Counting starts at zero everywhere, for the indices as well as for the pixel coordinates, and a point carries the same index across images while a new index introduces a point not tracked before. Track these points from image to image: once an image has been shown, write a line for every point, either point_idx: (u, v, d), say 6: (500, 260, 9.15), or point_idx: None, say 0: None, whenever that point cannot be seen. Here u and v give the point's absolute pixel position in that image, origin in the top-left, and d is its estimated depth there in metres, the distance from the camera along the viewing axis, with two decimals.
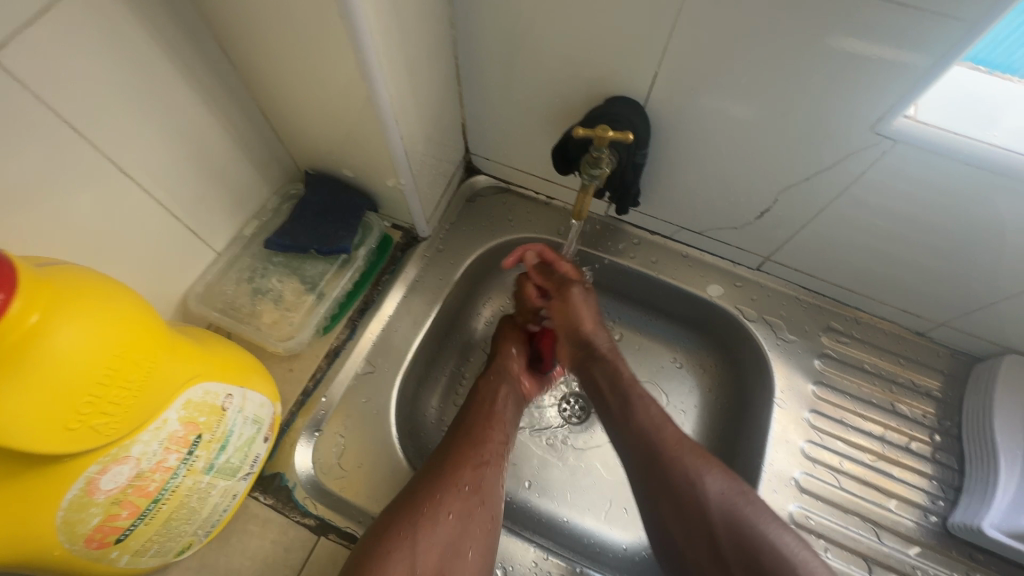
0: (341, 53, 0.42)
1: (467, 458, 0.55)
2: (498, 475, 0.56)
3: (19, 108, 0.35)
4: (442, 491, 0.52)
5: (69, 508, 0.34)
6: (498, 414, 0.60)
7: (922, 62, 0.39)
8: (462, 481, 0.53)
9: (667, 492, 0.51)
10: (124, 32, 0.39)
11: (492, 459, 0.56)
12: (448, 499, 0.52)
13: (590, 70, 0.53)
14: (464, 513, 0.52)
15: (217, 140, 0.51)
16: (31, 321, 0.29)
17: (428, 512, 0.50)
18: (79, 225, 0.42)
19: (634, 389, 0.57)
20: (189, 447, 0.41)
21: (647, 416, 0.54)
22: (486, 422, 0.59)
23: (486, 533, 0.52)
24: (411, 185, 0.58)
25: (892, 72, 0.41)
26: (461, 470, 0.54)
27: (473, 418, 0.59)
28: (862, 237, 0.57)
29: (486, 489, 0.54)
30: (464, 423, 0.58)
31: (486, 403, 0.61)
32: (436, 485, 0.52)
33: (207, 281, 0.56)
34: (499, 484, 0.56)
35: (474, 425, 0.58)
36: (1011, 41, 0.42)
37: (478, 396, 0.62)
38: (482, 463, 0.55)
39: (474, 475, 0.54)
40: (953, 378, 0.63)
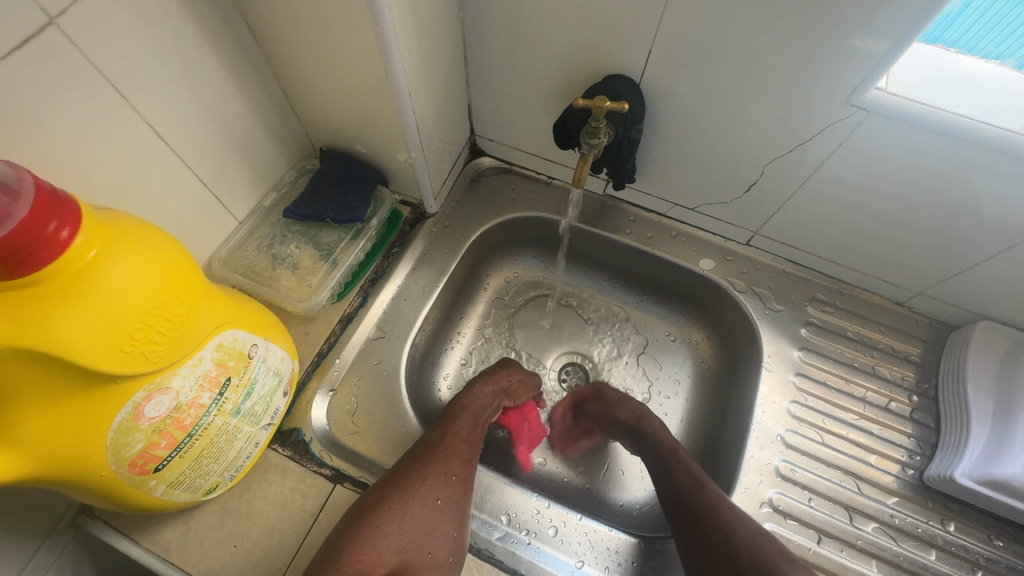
0: (360, 28, 0.46)
1: (455, 450, 0.56)
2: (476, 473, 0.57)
3: (71, 72, 0.38)
4: (432, 475, 0.53)
5: (118, 431, 0.37)
6: (482, 421, 0.61)
7: (891, 35, 0.43)
8: (451, 471, 0.54)
9: (707, 548, 0.51)
10: (162, 6, 0.43)
11: (474, 457, 0.57)
12: (437, 483, 0.53)
13: (588, 51, 0.56)
14: (451, 499, 0.53)
15: (240, 114, 0.55)
16: (91, 254, 0.33)
17: (419, 493, 0.52)
18: (116, 184, 0.45)
19: (676, 456, 0.58)
20: (220, 389, 0.44)
21: (690, 477, 0.56)
22: (472, 425, 0.60)
23: (464, 524, 0.53)
24: (421, 160, 0.62)
25: (865, 46, 0.45)
26: (450, 461, 0.55)
27: (460, 416, 0.60)
28: (843, 209, 0.61)
29: (467, 482, 0.55)
30: (451, 419, 0.60)
31: (473, 407, 0.62)
32: (427, 469, 0.53)
33: (230, 247, 0.60)
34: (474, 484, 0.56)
35: (462, 423, 0.59)
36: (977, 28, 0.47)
37: (467, 401, 0.62)
38: (467, 458, 0.56)
39: (461, 467, 0.55)
40: (931, 345, 0.67)
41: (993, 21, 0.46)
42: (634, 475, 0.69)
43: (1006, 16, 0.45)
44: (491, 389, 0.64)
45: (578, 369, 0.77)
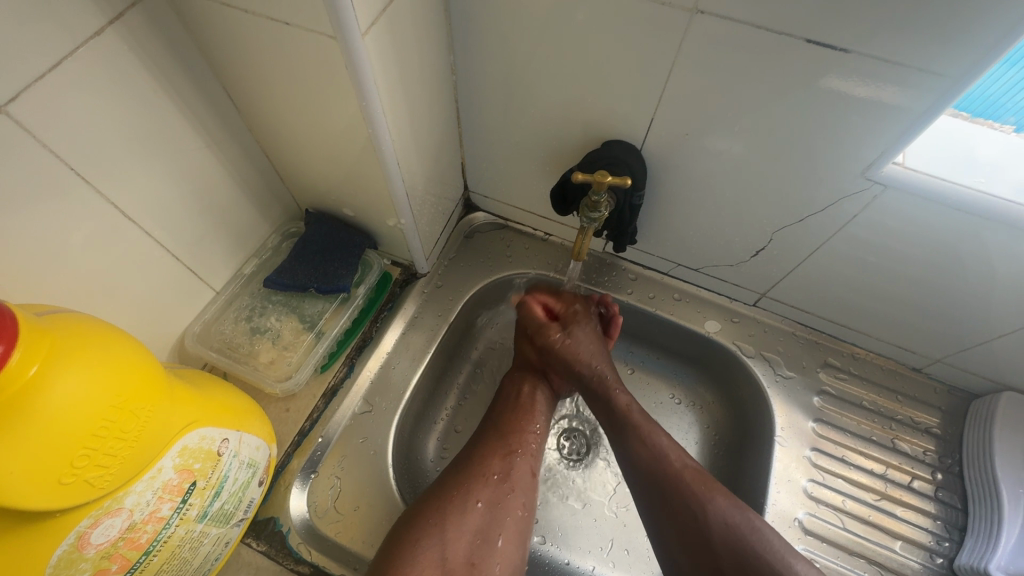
0: (346, 103, 0.43)
1: (496, 448, 0.56)
2: (528, 461, 0.56)
3: (27, 155, 0.35)
4: (471, 480, 0.52)
5: (57, 565, 0.32)
6: (529, 405, 0.61)
7: (909, 110, 0.41)
8: (492, 471, 0.53)
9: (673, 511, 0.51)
10: (137, 85, 0.40)
11: (521, 447, 0.57)
12: (476, 487, 0.52)
13: (587, 115, 0.54)
14: (494, 500, 0.52)
15: (220, 181, 0.52)
16: (30, 373, 0.29)
17: (458, 500, 0.51)
18: (79, 270, 0.42)
19: (631, 420, 0.57)
20: (183, 496, 0.40)
21: (647, 449, 0.54)
22: (515, 412, 0.60)
23: (517, 522, 0.52)
24: (411, 225, 0.59)
25: (879, 119, 0.42)
26: (490, 460, 0.54)
27: (504, 410, 0.60)
28: (857, 275, 0.57)
29: (513, 476, 0.54)
30: (496, 416, 0.60)
31: (515, 397, 0.62)
32: (466, 475, 0.53)
33: (205, 321, 0.56)
34: (529, 471, 0.56)
35: (507, 417, 0.59)
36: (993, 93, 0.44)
37: (507, 390, 0.63)
38: (510, 453, 0.56)
39: (503, 464, 0.54)
40: (951, 415, 0.64)
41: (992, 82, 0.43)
42: (640, 555, 0.65)
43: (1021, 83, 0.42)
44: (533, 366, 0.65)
45: (578, 436, 0.73)
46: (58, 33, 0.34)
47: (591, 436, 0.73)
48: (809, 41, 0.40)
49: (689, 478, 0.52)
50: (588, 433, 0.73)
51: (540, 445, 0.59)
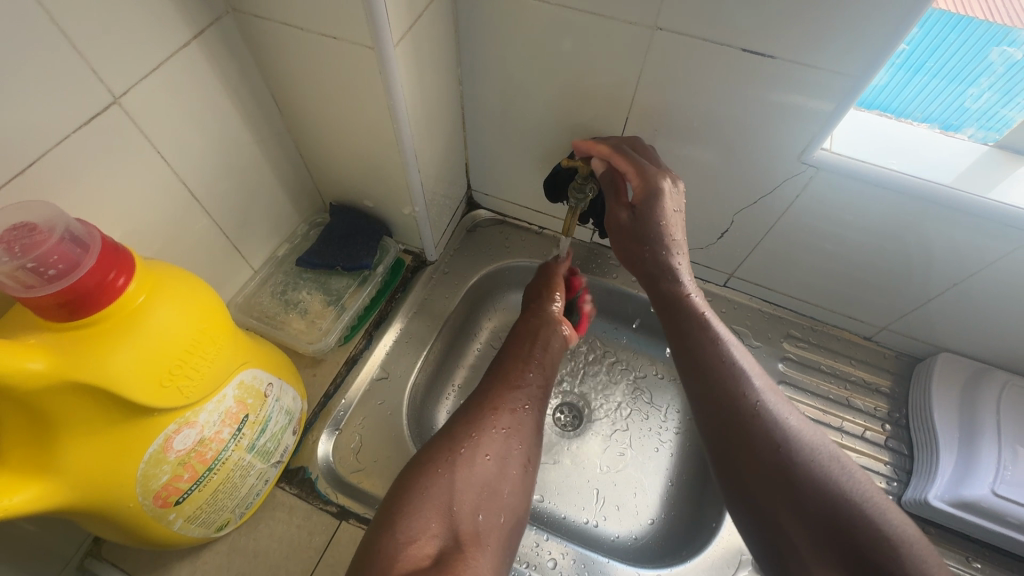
0: (375, 102, 0.53)
1: (505, 400, 0.60)
2: (532, 415, 0.61)
3: (126, 139, 0.44)
4: (480, 434, 0.56)
5: (147, 462, 0.40)
6: (535, 356, 0.66)
7: (827, 105, 0.51)
8: (501, 423, 0.58)
9: (748, 456, 0.47)
10: (207, 87, 0.50)
11: (528, 401, 0.62)
12: (486, 440, 0.56)
13: (573, 117, 0.64)
14: (502, 454, 0.56)
15: (262, 173, 0.61)
16: (139, 300, 0.37)
17: (467, 453, 0.54)
18: (151, 237, 0.50)
19: (706, 334, 0.52)
20: (239, 425, 0.48)
21: (726, 366, 0.51)
22: (524, 363, 0.65)
23: (522, 475, 0.56)
24: (424, 213, 0.68)
25: (810, 111, 0.52)
26: (500, 413, 0.59)
27: (510, 361, 0.65)
28: (806, 253, 0.67)
29: (519, 430, 0.59)
30: (503, 366, 0.65)
31: (527, 350, 0.67)
32: (475, 430, 0.57)
33: (245, 294, 0.65)
34: (533, 426, 0.61)
35: (513, 368, 0.64)
36: (912, 85, 0.55)
37: (518, 339, 0.68)
38: (519, 407, 0.60)
39: (511, 419, 0.59)
40: (900, 377, 0.72)
41: (892, 78, 0.55)
42: (630, 511, 0.72)
43: (946, 67, 0.52)
44: (546, 321, 0.70)
45: (573, 408, 0.80)
46: (156, 43, 0.44)
47: (584, 409, 0.80)
48: (745, 51, 0.50)
49: (768, 417, 0.48)
50: (580, 405, 0.80)
51: (544, 396, 0.64)
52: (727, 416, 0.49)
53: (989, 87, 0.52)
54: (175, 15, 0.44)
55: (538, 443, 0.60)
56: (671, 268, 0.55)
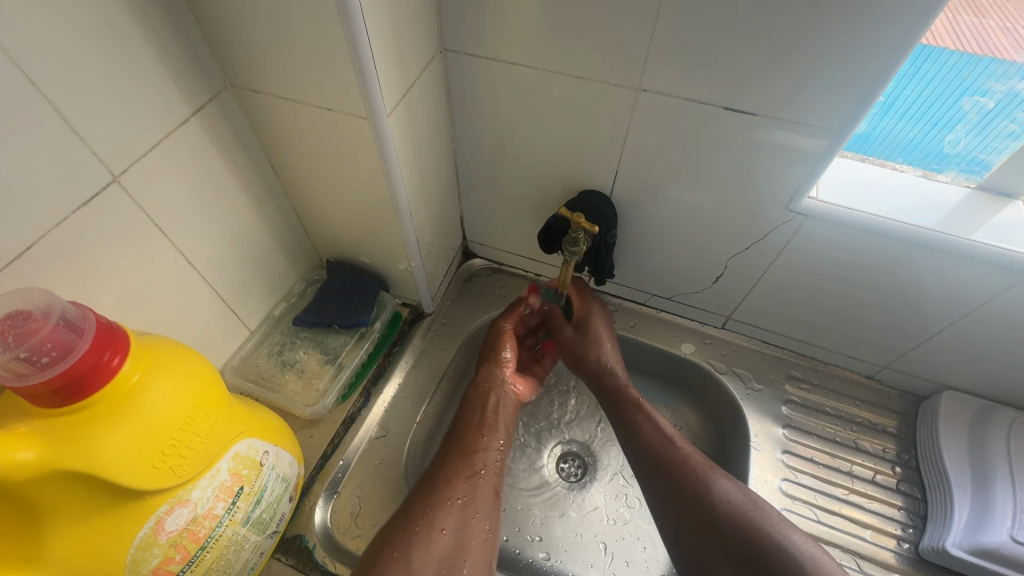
0: (370, 166, 0.54)
1: (458, 471, 0.59)
2: (490, 480, 0.60)
3: (126, 214, 0.45)
4: (433, 508, 0.54)
5: (137, 546, 0.39)
6: (489, 420, 0.65)
7: (820, 142, 0.51)
8: (455, 495, 0.56)
9: (686, 512, 0.57)
10: (206, 159, 0.51)
11: (484, 467, 0.60)
12: (440, 514, 0.54)
13: (565, 170, 0.66)
14: (458, 526, 0.54)
15: (260, 236, 0.62)
16: (133, 378, 0.37)
17: (422, 530, 0.52)
18: (147, 306, 0.50)
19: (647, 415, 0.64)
20: (233, 498, 0.46)
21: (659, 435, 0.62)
22: (478, 430, 0.64)
23: (483, 544, 0.54)
24: (420, 267, 0.68)
25: (799, 153, 0.53)
26: (454, 484, 0.58)
27: (464, 431, 0.64)
28: (804, 294, 0.67)
29: (476, 499, 0.57)
30: (454, 438, 0.63)
31: (479, 414, 0.65)
32: (432, 503, 0.55)
33: (242, 356, 0.65)
34: (491, 490, 0.59)
35: (465, 438, 0.63)
36: (890, 130, 0.57)
37: (469, 408, 0.67)
38: (473, 474, 0.59)
39: (466, 487, 0.58)
40: (906, 417, 0.71)
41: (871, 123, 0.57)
42: (640, 566, 0.69)
43: (923, 113, 0.54)
44: (498, 383, 0.69)
45: (576, 458, 0.78)
46: (156, 121, 0.45)
47: (588, 458, 0.78)
48: (727, 108, 0.52)
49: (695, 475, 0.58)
50: (584, 455, 0.79)
51: (502, 460, 0.63)
52: (663, 469, 0.60)
53: (965, 132, 0.54)
54: (175, 94, 0.46)
55: (499, 505, 0.58)
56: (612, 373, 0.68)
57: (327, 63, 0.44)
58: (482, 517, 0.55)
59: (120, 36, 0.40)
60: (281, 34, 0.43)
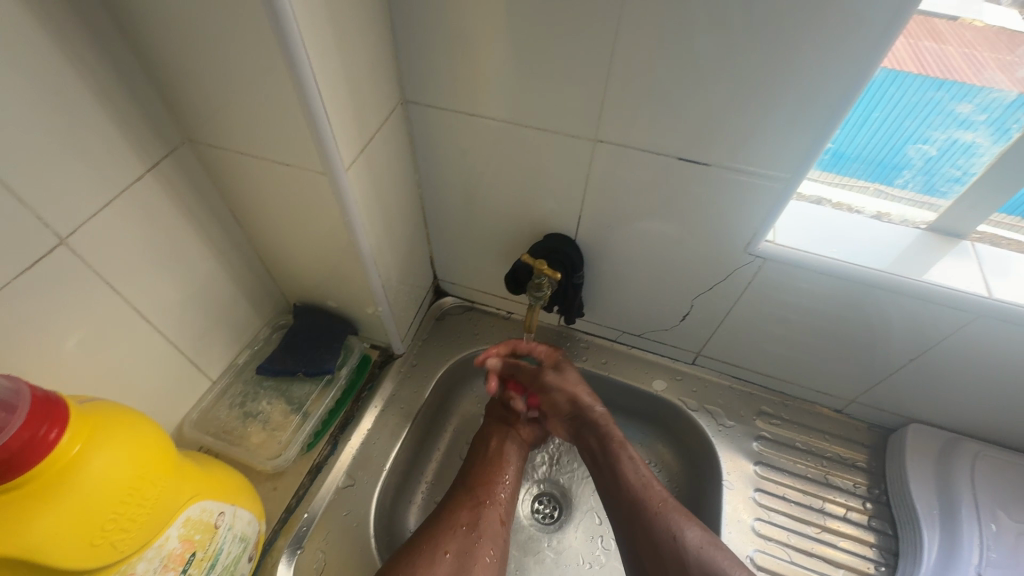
0: (331, 217, 0.54)
1: (464, 500, 0.63)
2: (495, 511, 0.64)
3: (77, 274, 0.44)
4: (438, 534, 0.59)
5: None
6: (498, 457, 0.69)
7: (786, 172, 0.51)
8: (460, 521, 0.61)
9: (653, 553, 0.58)
10: (163, 213, 0.50)
11: (489, 498, 0.64)
12: (444, 538, 0.59)
13: (530, 213, 0.66)
14: (461, 551, 0.58)
15: (222, 285, 0.61)
16: (73, 451, 0.36)
17: (426, 553, 0.57)
18: (98, 364, 0.49)
19: (626, 453, 0.65)
20: (183, 567, 0.44)
21: (635, 475, 0.63)
22: (485, 462, 0.68)
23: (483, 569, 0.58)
24: (388, 311, 0.68)
25: (762, 189, 0.53)
26: (459, 511, 0.62)
27: (472, 466, 0.68)
28: (769, 331, 0.68)
29: (480, 526, 0.61)
30: (464, 472, 0.68)
31: (485, 448, 0.70)
32: (435, 529, 0.60)
33: (202, 408, 0.63)
34: (498, 520, 0.63)
35: (475, 472, 0.67)
36: (843, 166, 0.58)
37: (477, 445, 0.71)
38: (478, 504, 0.63)
39: (471, 515, 0.62)
40: (875, 451, 0.72)
41: (824, 169, 0.59)
42: None
43: (867, 154, 0.56)
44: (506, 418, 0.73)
45: (551, 499, 0.77)
46: (107, 179, 0.44)
47: (563, 499, 0.77)
48: (681, 157, 0.53)
49: (663, 518, 0.59)
50: (559, 495, 0.77)
51: (510, 491, 0.67)
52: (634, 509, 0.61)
53: (913, 176, 0.56)
54: (129, 152, 0.46)
55: (505, 536, 0.62)
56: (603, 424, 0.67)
57: (283, 122, 0.44)
58: (483, 544, 0.60)
59: (68, 98, 0.40)
60: (236, 94, 0.44)
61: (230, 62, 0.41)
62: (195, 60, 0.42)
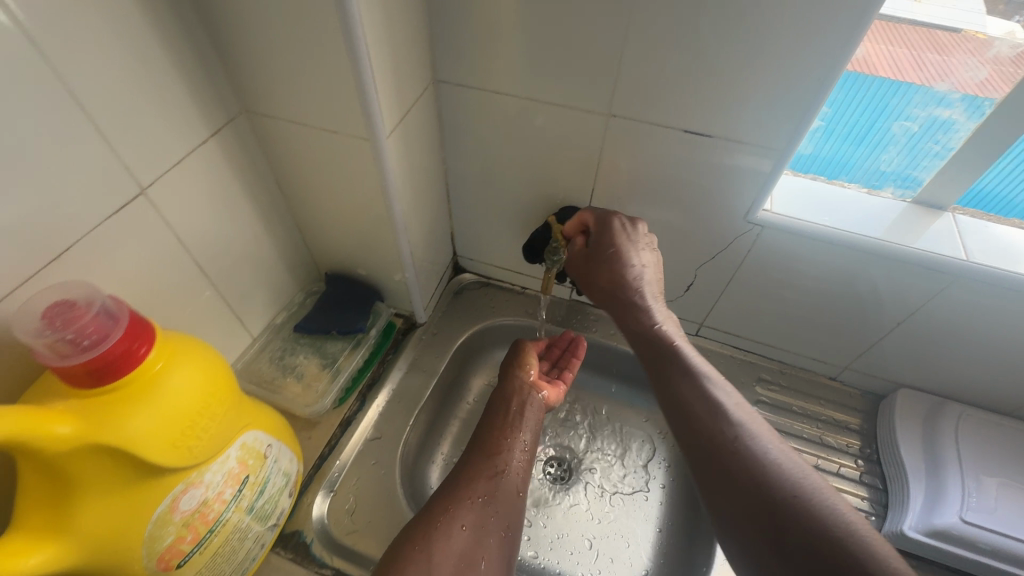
0: (369, 183, 0.59)
1: (480, 470, 0.61)
2: (511, 480, 0.61)
3: (151, 224, 0.50)
4: (455, 506, 0.56)
5: (155, 523, 0.43)
6: (512, 423, 0.68)
7: (781, 142, 0.56)
8: (476, 493, 0.58)
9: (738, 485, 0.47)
10: (221, 176, 0.56)
11: (505, 468, 0.62)
12: (461, 512, 0.56)
13: (545, 189, 0.72)
14: (478, 524, 0.56)
15: (265, 248, 0.66)
16: (158, 366, 0.41)
17: (443, 525, 0.54)
18: (161, 310, 0.54)
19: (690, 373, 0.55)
20: (239, 486, 0.50)
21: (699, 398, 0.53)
22: (501, 431, 0.66)
23: (500, 542, 0.56)
24: (414, 278, 0.73)
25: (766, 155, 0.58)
26: (475, 482, 0.60)
27: (486, 434, 0.66)
28: (767, 300, 0.73)
29: (497, 497, 0.59)
30: (479, 441, 0.65)
31: (503, 414, 0.69)
32: (452, 500, 0.57)
33: (245, 360, 0.69)
34: (513, 491, 0.61)
35: (489, 440, 0.65)
36: (835, 145, 0.64)
37: (492, 411, 0.70)
38: (495, 474, 0.61)
39: (488, 486, 0.60)
40: (867, 415, 0.77)
41: (817, 146, 0.65)
42: (623, 564, 0.72)
43: (853, 134, 0.62)
44: (522, 387, 0.72)
45: (562, 462, 0.81)
46: (178, 140, 0.50)
47: (573, 461, 0.81)
48: (686, 131, 0.59)
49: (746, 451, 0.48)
50: (570, 458, 0.82)
51: (527, 460, 0.65)
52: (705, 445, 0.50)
53: (897, 152, 0.62)
54: (197, 118, 0.51)
55: (519, 506, 0.60)
56: (643, 303, 0.61)
57: (334, 92, 0.50)
58: (500, 516, 0.57)
59: (152, 65, 0.46)
60: (294, 67, 0.50)
61: (292, 37, 0.47)
62: (260, 36, 0.48)
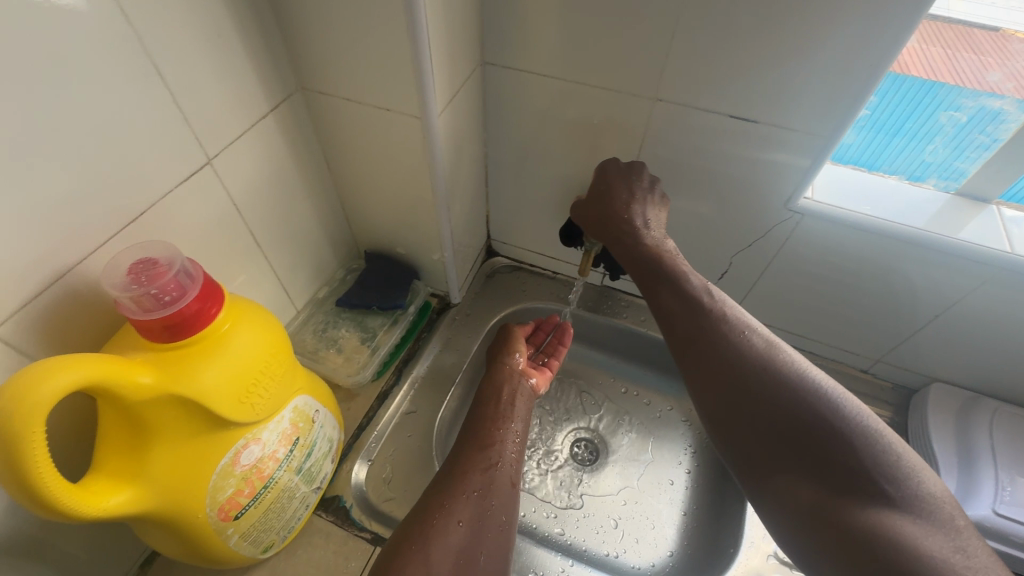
0: (416, 162, 0.61)
1: (474, 463, 0.57)
2: (506, 472, 0.58)
3: (213, 194, 0.52)
4: (451, 501, 0.52)
5: (219, 473, 0.45)
6: (503, 413, 0.64)
7: (827, 129, 0.56)
8: (471, 487, 0.54)
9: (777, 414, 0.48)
10: (276, 151, 0.58)
11: (499, 459, 0.59)
12: (457, 506, 0.52)
13: (584, 174, 0.73)
14: (476, 517, 0.52)
15: (312, 224, 0.69)
16: (225, 326, 0.43)
17: (440, 521, 0.50)
18: (219, 277, 0.57)
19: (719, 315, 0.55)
20: (291, 446, 0.52)
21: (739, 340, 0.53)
22: (492, 423, 0.63)
23: (498, 536, 0.52)
24: (452, 258, 0.75)
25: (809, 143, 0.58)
26: (471, 476, 0.55)
27: (477, 425, 0.62)
28: (801, 290, 0.74)
29: (493, 490, 0.55)
30: (470, 433, 0.61)
31: (494, 405, 0.65)
32: (447, 493, 0.53)
33: (291, 330, 0.72)
34: (509, 482, 0.57)
35: (480, 432, 0.61)
36: (877, 135, 0.64)
37: (484, 400, 0.66)
38: (490, 466, 0.57)
39: (482, 479, 0.56)
40: (898, 408, 0.77)
41: (861, 136, 0.65)
42: (648, 543, 0.73)
43: (896, 124, 0.62)
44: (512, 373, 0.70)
45: (589, 443, 0.82)
46: (241, 115, 0.52)
47: (600, 443, 0.82)
48: (732, 117, 0.59)
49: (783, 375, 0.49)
50: (597, 440, 0.83)
51: (519, 451, 0.62)
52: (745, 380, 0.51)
53: (943, 143, 0.61)
54: (258, 93, 0.53)
55: (517, 497, 0.56)
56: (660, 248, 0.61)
57: (390, 70, 0.52)
58: (500, 508, 0.53)
59: (222, 41, 0.48)
60: (352, 45, 0.51)
61: (353, 16, 0.49)
62: (322, 14, 0.50)
